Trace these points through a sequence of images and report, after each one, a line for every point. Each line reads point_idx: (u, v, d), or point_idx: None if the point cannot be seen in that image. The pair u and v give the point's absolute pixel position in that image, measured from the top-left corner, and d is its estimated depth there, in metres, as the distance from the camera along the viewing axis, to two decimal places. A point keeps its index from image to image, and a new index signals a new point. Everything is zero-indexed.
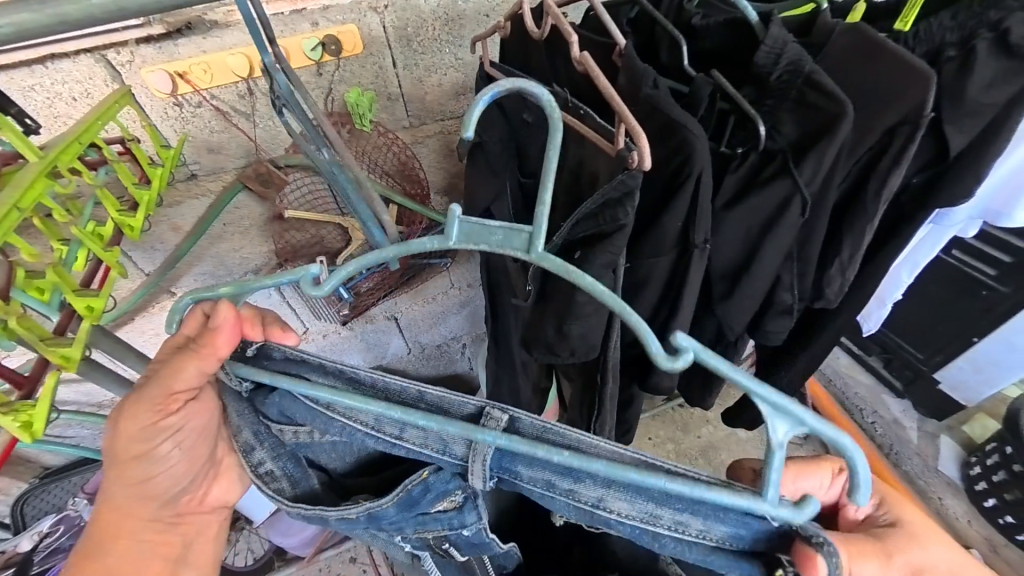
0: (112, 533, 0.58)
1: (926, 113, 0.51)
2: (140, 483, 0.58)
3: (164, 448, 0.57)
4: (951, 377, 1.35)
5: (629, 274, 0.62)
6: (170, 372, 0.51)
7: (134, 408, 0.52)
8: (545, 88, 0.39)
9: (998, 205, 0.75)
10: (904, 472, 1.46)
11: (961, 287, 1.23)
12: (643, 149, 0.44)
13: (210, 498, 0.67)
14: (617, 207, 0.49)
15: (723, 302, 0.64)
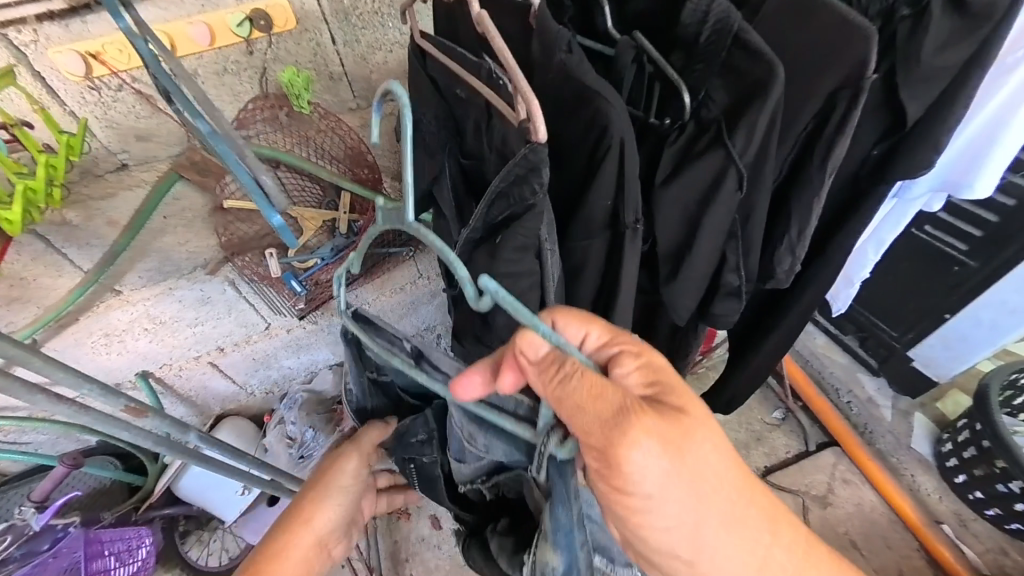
0: None
1: (867, 75, 0.47)
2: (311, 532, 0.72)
3: (338, 499, 0.75)
4: (923, 354, 1.35)
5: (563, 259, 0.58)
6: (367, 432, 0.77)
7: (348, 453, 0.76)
8: (398, 84, 0.46)
9: (957, 174, 0.72)
10: (877, 449, 1.46)
11: (933, 263, 1.21)
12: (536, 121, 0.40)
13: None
14: (525, 183, 0.45)
15: (667, 285, 0.61)
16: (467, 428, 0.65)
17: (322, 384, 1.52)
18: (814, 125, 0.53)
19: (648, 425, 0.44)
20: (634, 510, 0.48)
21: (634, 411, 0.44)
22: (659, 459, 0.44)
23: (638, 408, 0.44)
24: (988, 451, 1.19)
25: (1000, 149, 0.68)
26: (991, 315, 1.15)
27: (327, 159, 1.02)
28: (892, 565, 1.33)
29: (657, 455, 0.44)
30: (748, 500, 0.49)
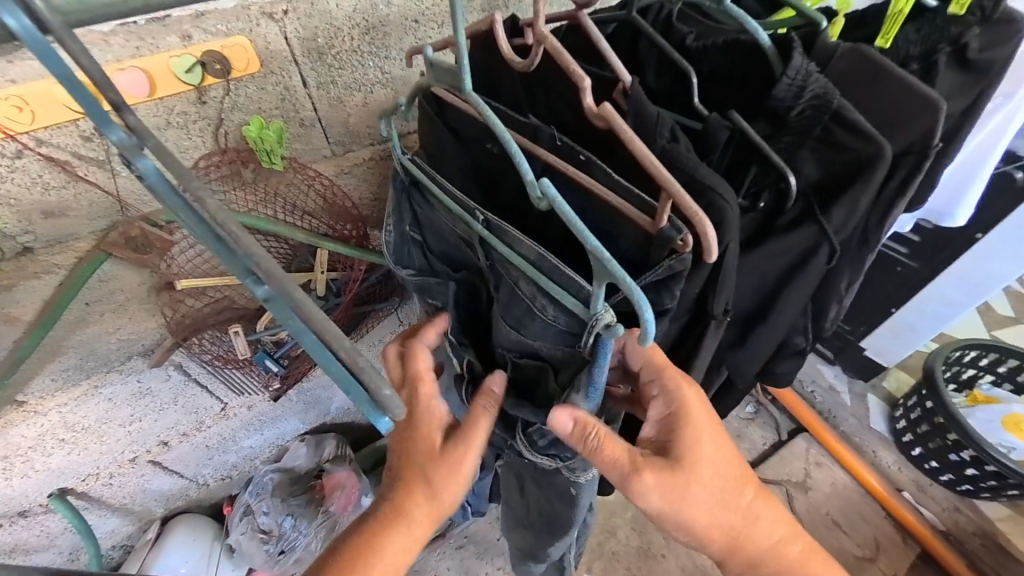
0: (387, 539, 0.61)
1: (932, 143, 0.49)
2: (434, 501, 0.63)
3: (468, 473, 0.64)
4: (875, 344, 1.51)
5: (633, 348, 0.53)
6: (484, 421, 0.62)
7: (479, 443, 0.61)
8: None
9: (943, 206, 0.80)
10: (842, 431, 1.61)
11: (880, 265, 1.37)
12: (706, 243, 0.38)
13: None
14: (663, 290, 0.44)
15: (730, 348, 0.62)
16: (532, 292, 0.52)
17: (293, 458, 1.30)
18: None
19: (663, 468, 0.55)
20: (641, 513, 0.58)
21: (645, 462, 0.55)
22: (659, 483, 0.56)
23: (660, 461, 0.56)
24: (940, 426, 1.35)
25: (982, 182, 0.76)
26: (932, 308, 1.32)
27: (300, 215, 0.88)
28: (872, 537, 1.47)
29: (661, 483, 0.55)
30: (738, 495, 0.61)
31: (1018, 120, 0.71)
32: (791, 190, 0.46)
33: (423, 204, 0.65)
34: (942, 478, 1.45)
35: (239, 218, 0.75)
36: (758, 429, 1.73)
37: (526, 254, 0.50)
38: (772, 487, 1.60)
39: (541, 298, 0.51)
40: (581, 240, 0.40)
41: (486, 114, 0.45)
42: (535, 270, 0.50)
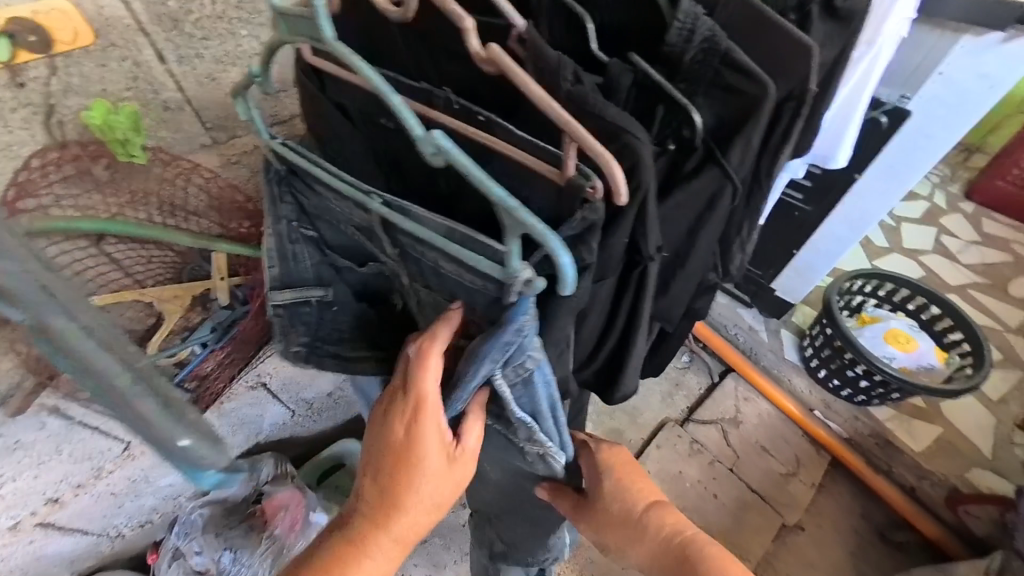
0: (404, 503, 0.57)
1: (809, 88, 0.51)
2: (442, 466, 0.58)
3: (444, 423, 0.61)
4: (783, 284, 1.70)
5: (547, 327, 0.51)
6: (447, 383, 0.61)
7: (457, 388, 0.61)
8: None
9: (824, 150, 0.87)
10: (763, 366, 1.79)
11: (782, 212, 1.50)
12: (617, 182, 0.36)
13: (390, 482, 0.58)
14: (581, 244, 0.42)
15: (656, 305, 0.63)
16: (444, 264, 0.49)
17: (226, 490, 1.17)
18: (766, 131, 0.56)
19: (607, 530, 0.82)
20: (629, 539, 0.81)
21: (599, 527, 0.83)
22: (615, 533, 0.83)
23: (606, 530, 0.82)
24: (838, 349, 1.54)
25: (853, 125, 0.84)
26: (824, 245, 1.50)
27: (185, 215, 0.76)
28: (793, 455, 1.68)
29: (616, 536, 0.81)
30: None
31: (876, 65, 0.78)
32: (698, 126, 0.46)
33: (309, 188, 0.58)
34: (843, 393, 1.65)
35: (99, 227, 0.63)
36: (693, 376, 1.87)
37: (432, 227, 0.46)
38: (709, 427, 1.76)
39: (454, 269, 0.49)
40: (484, 186, 0.37)
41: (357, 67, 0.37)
42: (448, 238, 0.46)
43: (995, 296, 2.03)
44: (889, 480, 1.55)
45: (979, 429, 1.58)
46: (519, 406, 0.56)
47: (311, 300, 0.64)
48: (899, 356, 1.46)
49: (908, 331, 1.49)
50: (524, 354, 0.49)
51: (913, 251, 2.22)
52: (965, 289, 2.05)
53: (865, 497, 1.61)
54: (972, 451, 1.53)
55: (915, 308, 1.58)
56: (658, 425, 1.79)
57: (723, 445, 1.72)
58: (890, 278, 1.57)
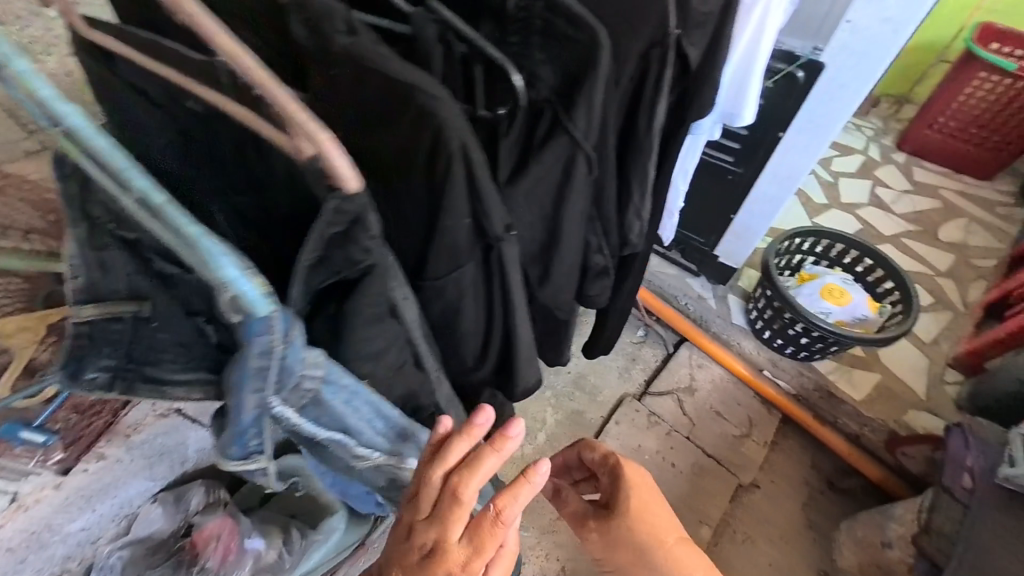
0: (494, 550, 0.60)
1: (668, 33, 0.58)
2: None
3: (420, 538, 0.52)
4: (725, 249, 1.70)
5: (398, 314, 0.52)
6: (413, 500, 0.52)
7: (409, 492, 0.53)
8: None
9: (729, 107, 0.84)
10: (713, 332, 1.81)
11: (715, 176, 1.48)
12: (343, 166, 0.38)
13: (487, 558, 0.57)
14: (349, 243, 0.43)
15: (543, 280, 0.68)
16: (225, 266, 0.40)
17: (147, 526, 1.09)
18: (630, 84, 0.62)
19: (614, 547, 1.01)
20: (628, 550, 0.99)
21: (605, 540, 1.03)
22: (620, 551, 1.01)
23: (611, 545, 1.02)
24: (779, 309, 1.55)
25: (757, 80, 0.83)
26: (758, 206, 1.50)
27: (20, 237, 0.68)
28: (745, 416, 1.71)
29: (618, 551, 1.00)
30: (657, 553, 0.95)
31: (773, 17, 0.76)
32: (522, 90, 0.53)
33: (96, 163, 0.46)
34: (788, 351, 1.67)
35: None
36: (649, 348, 1.91)
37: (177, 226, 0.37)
38: (664, 398, 1.77)
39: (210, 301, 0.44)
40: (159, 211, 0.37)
41: (37, 125, 0.40)
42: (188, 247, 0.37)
43: (926, 242, 2.11)
44: (835, 430, 1.60)
45: (914, 371, 1.65)
46: (325, 427, 0.55)
47: (125, 315, 0.52)
48: (835, 309, 1.48)
49: (843, 284, 1.51)
50: (299, 375, 0.46)
51: (850, 205, 2.27)
52: (899, 238, 2.12)
53: (814, 448, 1.67)
54: (908, 393, 1.60)
55: (851, 262, 1.61)
56: (615, 402, 1.79)
57: (679, 414, 1.73)
58: (822, 235, 1.60)
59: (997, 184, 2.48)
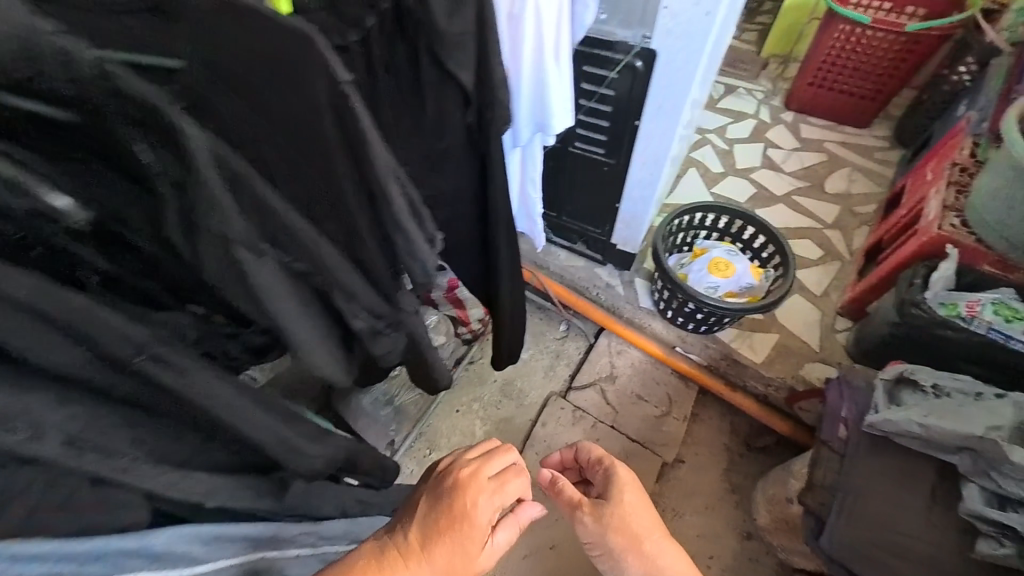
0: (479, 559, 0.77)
1: (338, 98, 0.51)
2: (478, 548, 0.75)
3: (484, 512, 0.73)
4: (620, 237, 1.72)
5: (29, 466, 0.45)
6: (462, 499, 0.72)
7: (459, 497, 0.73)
8: None
9: (539, 115, 0.83)
10: (625, 318, 1.83)
11: (593, 168, 1.49)
12: None
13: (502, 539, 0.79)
14: None
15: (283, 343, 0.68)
16: None
17: None
18: (315, 151, 0.55)
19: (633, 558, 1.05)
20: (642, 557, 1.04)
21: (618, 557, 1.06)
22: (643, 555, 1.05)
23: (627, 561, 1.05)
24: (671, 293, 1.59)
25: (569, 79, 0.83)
26: (637, 192, 1.52)
27: None
28: (664, 395, 1.76)
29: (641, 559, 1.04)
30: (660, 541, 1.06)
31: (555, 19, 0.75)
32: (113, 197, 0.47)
33: None
34: (693, 327, 1.70)
35: None
36: (572, 342, 1.93)
37: None
38: (587, 391, 1.79)
39: None
40: None
41: None
42: None
43: (814, 197, 2.22)
44: (744, 394, 1.66)
45: (808, 325, 1.74)
46: None
47: None
48: (721, 283, 1.53)
49: (726, 258, 1.56)
50: None
51: (745, 170, 2.35)
52: (790, 197, 2.22)
53: (730, 413, 1.74)
54: (804, 347, 1.68)
55: (737, 231, 1.65)
56: (541, 403, 1.80)
57: (602, 405, 1.76)
58: (703, 212, 1.65)
59: (874, 131, 2.62)
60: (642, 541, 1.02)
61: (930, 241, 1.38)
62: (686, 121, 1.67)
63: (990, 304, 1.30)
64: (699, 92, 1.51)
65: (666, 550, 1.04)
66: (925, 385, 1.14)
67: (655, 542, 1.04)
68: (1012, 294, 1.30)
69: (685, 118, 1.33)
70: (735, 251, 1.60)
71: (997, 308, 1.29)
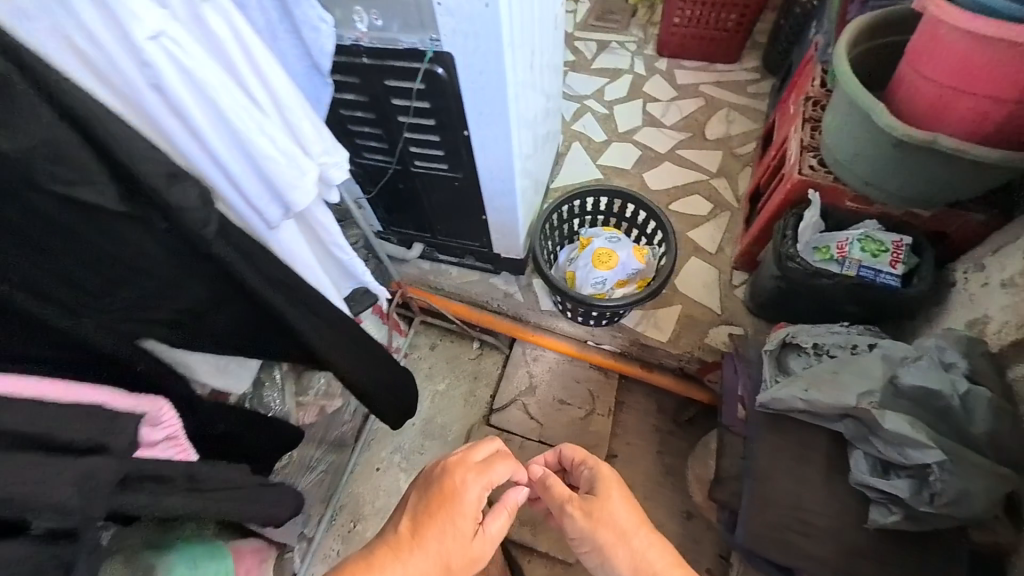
0: (466, 554, 0.91)
1: None
2: (472, 539, 0.93)
3: (469, 494, 0.96)
4: (502, 247, 1.59)
5: None
6: (454, 476, 0.98)
7: (449, 474, 0.99)
8: None
9: (279, 193, 0.65)
10: (532, 324, 1.73)
11: (445, 185, 1.33)
12: None
13: (489, 532, 0.96)
14: None
15: None
16: None
17: None
18: None
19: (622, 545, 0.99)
20: (624, 546, 0.99)
21: (604, 551, 1.00)
22: (631, 543, 0.99)
23: (615, 552, 0.99)
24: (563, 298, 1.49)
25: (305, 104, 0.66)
26: (499, 204, 1.36)
27: None
28: (586, 393, 1.69)
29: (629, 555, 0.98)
30: (642, 532, 1.00)
31: (222, 40, 0.55)
32: None
33: None
34: (597, 322, 1.62)
35: None
36: (488, 358, 1.82)
37: None
38: (510, 409, 1.69)
39: None
40: None
41: None
42: None
43: (698, 146, 2.15)
44: (662, 372, 1.62)
45: (707, 288, 1.71)
46: None
47: None
48: (610, 275, 1.44)
49: (609, 247, 1.47)
50: None
51: (628, 133, 2.24)
52: (675, 152, 2.15)
53: (653, 394, 1.71)
54: (706, 312, 1.65)
55: (620, 211, 1.58)
56: (466, 435, 1.69)
57: (526, 421, 1.67)
58: (578, 200, 1.57)
59: (744, 63, 2.48)
60: (631, 534, 0.99)
61: (795, 187, 1.35)
62: (537, 105, 1.52)
63: (856, 240, 1.29)
64: (535, 73, 1.35)
65: (650, 547, 0.98)
66: (806, 346, 1.12)
67: (643, 538, 1.00)
68: (875, 226, 1.30)
69: (519, 115, 1.16)
70: (618, 236, 1.51)
71: (863, 243, 1.29)
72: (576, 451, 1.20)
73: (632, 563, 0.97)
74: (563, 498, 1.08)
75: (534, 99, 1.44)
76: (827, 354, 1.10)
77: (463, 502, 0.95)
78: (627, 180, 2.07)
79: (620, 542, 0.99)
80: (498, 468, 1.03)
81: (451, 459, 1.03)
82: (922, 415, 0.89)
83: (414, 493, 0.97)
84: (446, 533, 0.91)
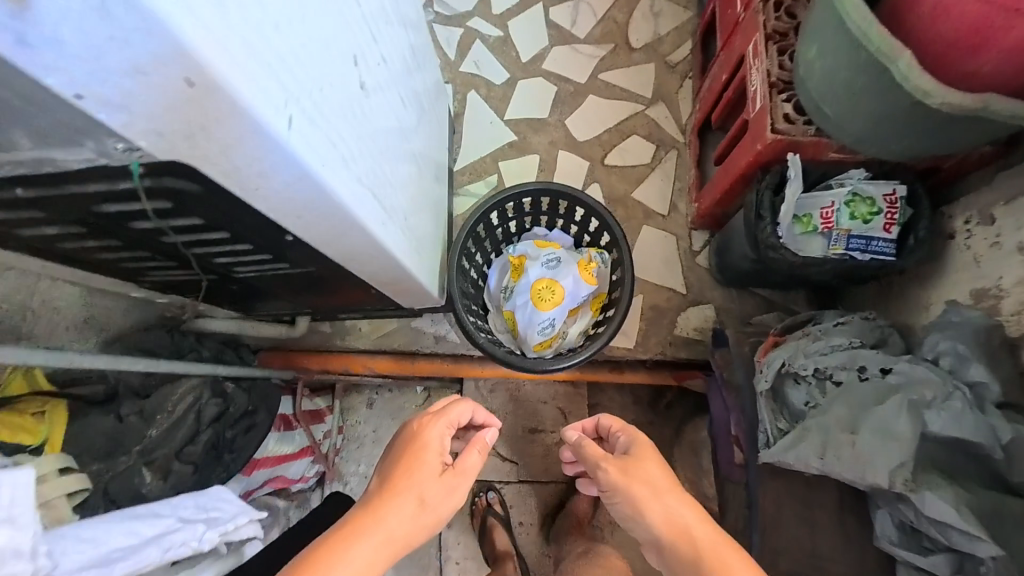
0: (438, 495, 0.98)
1: None
2: (442, 478, 1.00)
3: (434, 437, 1.06)
4: (416, 301, 1.20)
5: None
6: (422, 427, 1.08)
7: (418, 430, 1.08)
8: None
9: None
10: (479, 358, 1.44)
11: (299, 277, 0.90)
12: None
13: (465, 466, 1.03)
14: None
15: None
16: None
17: None
18: None
19: (653, 496, 0.81)
20: (655, 498, 0.81)
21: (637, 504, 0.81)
22: (668, 504, 0.80)
23: (642, 500, 0.81)
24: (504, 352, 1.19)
25: None
26: (387, 278, 0.96)
27: None
28: (557, 413, 1.51)
29: (663, 518, 0.79)
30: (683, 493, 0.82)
31: None
32: None
33: None
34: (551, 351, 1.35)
35: None
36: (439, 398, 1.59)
37: None
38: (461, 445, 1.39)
39: None
40: None
41: None
42: None
43: (623, 64, 1.67)
44: (633, 369, 1.37)
45: (667, 264, 1.45)
46: None
47: None
48: (558, 314, 1.13)
49: (551, 276, 1.15)
50: None
51: (534, 61, 1.68)
52: (596, 78, 1.66)
53: (628, 391, 1.54)
54: (673, 297, 1.41)
55: (550, 209, 1.25)
56: None
57: (500, 462, 1.49)
58: (495, 209, 1.22)
59: None
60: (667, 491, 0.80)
61: (767, 147, 1.02)
62: (403, 93, 0.97)
63: (844, 204, 1.03)
64: (380, 61, 0.80)
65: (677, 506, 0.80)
66: (804, 373, 0.92)
67: (677, 497, 0.82)
68: (862, 176, 1.03)
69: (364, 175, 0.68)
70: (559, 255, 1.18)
71: (852, 207, 1.03)
72: (612, 418, 1.01)
73: (668, 523, 0.78)
74: (596, 458, 0.90)
75: (394, 93, 0.90)
76: (830, 378, 0.90)
77: (429, 442, 1.05)
78: (547, 135, 1.61)
79: (654, 500, 0.80)
80: (460, 409, 1.12)
81: (419, 421, 1.12)
82: (950, 464, 0.76)
83: (383, 457, 1.04)
84: (417, 470, 1.00)
